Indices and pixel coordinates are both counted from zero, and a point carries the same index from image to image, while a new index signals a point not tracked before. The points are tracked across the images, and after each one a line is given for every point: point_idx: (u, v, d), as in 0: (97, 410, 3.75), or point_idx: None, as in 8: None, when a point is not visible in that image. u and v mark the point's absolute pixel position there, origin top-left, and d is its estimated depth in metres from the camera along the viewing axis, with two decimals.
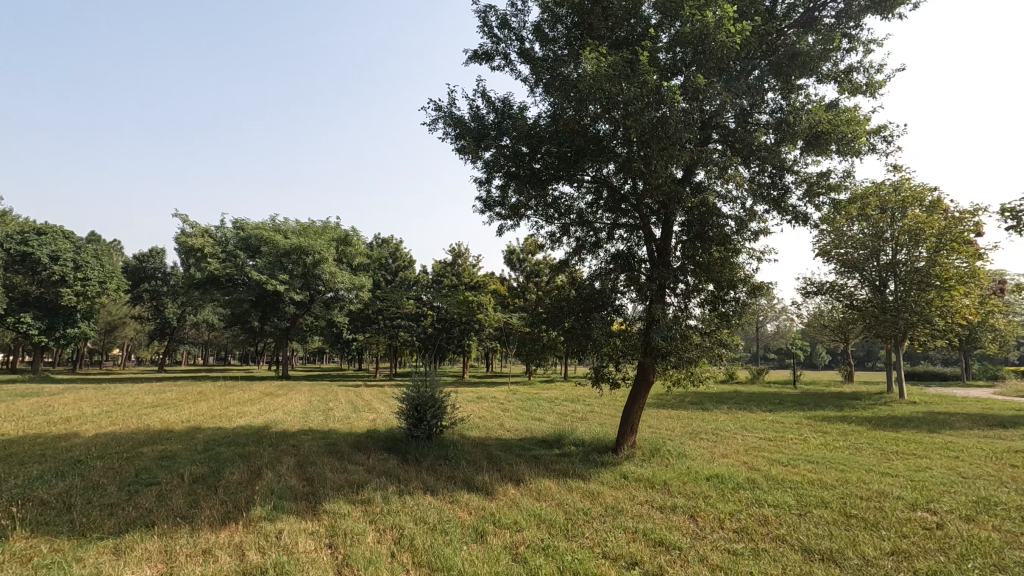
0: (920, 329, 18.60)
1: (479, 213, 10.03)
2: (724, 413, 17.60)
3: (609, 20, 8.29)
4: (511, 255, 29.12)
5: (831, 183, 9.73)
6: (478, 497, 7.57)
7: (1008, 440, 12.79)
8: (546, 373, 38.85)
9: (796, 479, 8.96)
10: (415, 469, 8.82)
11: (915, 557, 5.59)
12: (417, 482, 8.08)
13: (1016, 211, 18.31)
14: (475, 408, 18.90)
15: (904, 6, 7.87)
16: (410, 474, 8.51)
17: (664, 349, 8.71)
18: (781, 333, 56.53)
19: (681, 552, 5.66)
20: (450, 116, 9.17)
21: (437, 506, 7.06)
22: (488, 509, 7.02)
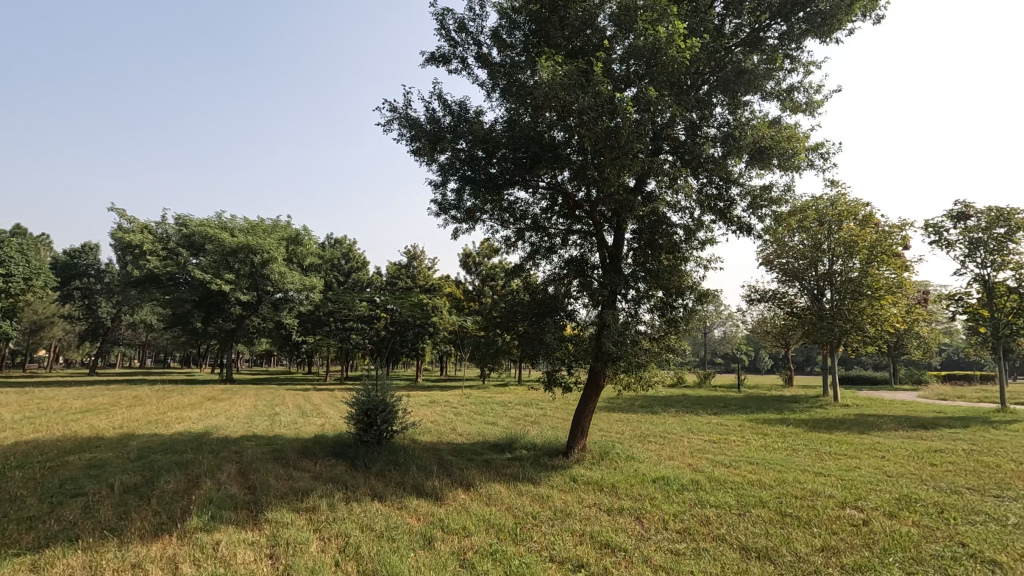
0: (853, 336, 19.72)
1: (433, 216, 9.99)
2: (672, 417, 18.10)
3: (566, 30, 8.42)
4: (468, 258, 29.04)
5: (773, 196, 10.21)
6: (427, 502, 7.52)
7: (928, 440, 13.76)
8: (500, 376, 38.93)
9: (736, 480, 9.33)
10: (363, 475, 8.66)
11: (842, 552, 5.93)
12: (365, 489, 7.94)
13: (938, 227, 19.72)
14: (427, 412, 18.73)
15: (841, 31, 8.38)
16: (358, 480, 8.36)
17: (615, 354, 8.91)
18: (727, 338, 58.62)
19: (626, 554, 5.79)
20: (406, 117, 9.10)
21: (385, 512, 6.96)
22: (438, 515, 6.98)
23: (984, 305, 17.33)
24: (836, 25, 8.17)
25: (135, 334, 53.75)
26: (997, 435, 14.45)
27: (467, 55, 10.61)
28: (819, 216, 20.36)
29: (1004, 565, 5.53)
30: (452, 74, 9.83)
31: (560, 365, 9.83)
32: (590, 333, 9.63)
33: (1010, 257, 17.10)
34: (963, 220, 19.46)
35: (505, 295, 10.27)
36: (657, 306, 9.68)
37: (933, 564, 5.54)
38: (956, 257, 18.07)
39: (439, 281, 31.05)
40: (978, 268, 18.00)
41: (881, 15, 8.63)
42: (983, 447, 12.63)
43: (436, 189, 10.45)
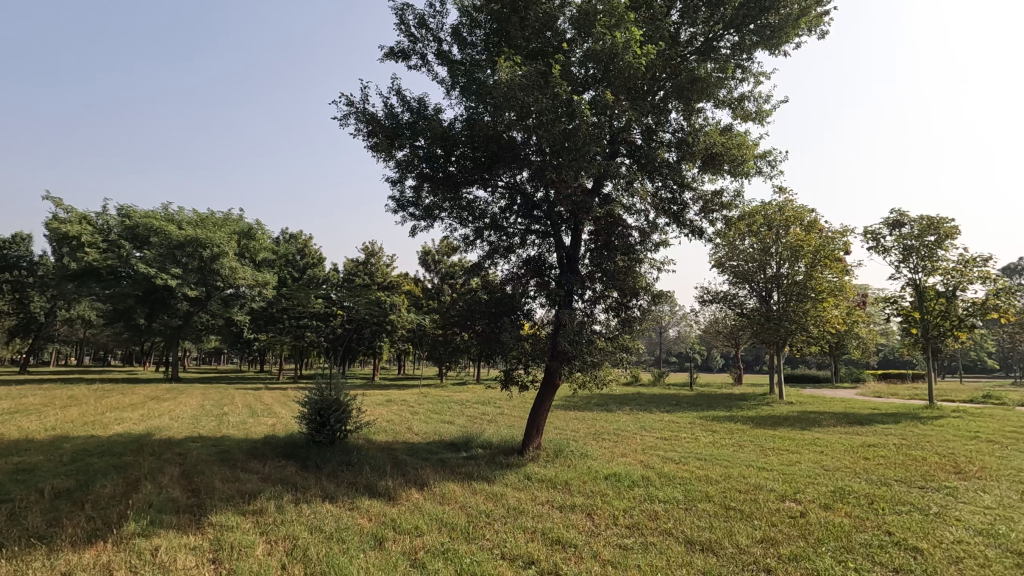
0: (798, 336, 20.64)
1: (391, 213, 9.92)
2: (625, 414, 18.52)
3: (526, 30, 8.48)
4: (428, 256, 29.00)
5: (723, 201, 10.61)
6: (379, 503, 7.48)
7: (863, 435, 14.59)
8: (458, 375, 38.85)
9: (684, 475, 9.67)
10: (315, 476, 8.52)
11: (779, 543, 6.26)
12: (316, 490, 7.82)
13: (875, 233, 20.96)
14: (383, 411, 18.51)
15: (788, 44, 8.82)
16: (308, 482, 8.21)
17: (570, 353, 9.09)
18: (682, 338, 60.38)
19: (576, 550, 5.94)
20: (363, 113, 8.98)
21: (335, 513, 6.89)
22: (390, 515, 6.96)
23: (916, 308, 18.47)
24: (784, 38, 8.60)
25: (71, 331, 50.77)
26: (924, 430, 15.43)
27: (426, 51, 10.58)
28: (768, 221, 21.26)
29: (924, 552, 5.96)
30: (412, 70, 9.80)
31: (517, 364, 9.93)
32: (546, 332, 9.76)
33: (939, 263, 18.28)
34: (899, 227, 20.70)
35: (463, 294, 10.23)
36: (612, 306, 9.88)
37: (862, 553, 5.92)
38: (892, 263, 19.18)
39: (398, 278, 30.77)
40: (911, 272, 19.18)
41: (825, 30, 9.15)
42: (910, 441, 13.49)
43: (393, 185, 10.36)
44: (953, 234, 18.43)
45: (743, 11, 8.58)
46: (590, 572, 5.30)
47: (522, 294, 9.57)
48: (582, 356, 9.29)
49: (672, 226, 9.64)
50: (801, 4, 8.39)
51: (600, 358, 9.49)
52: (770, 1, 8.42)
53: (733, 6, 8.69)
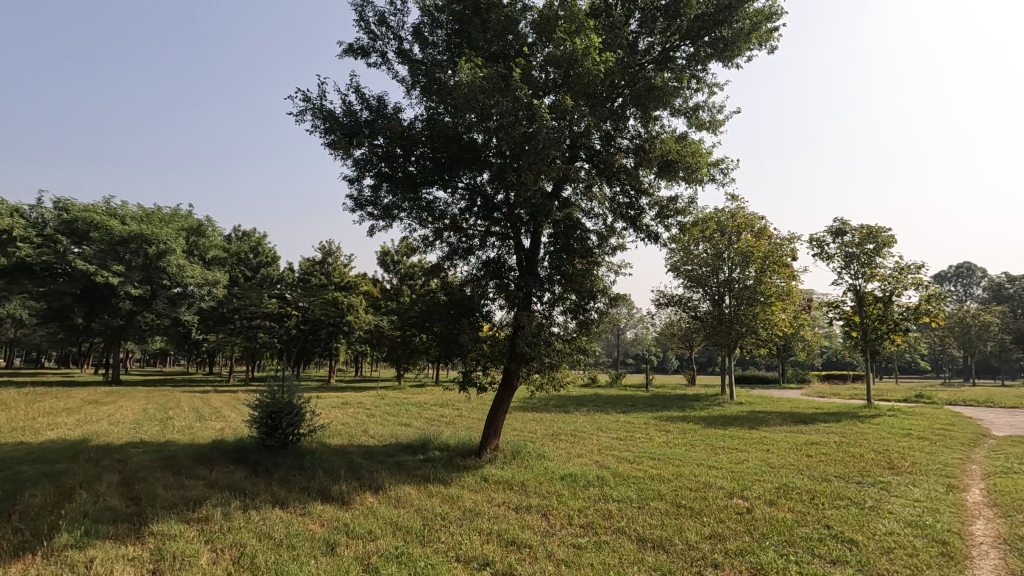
0: (748, 339, 21.39)
1: (349, 212, 9.78)
2: (583, 415, 18.77)
3: (487, 33, 8.50)
4: (387, 256, 28.78)
5: (678, 207, 10.94)
6: (332, 507, 7.34)
7: (806, 434, 15.27)
8: (417, 376, 38.51)
9: (638, 475, 9.91)
10: (265, 482, 8.29)
11: (726, 539, 6.50)
12: (266, 495, 7.62)
13: (819, 241, 22.02)
14: (338, 414, 18.16)
15: (741, 57, 9.17)
16: (258, 487, 7.98)
17: (528, 355, 9.17)
18: (638, 340, 61.68)
19: (531, 550, 6.01)
20: (320, 109, 8.78)
21: (286, 519, 6.73)
22: (343, 520, 6.85)
23: (856, 312, 19.46)
24: (737, 51, 8.95)
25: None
26: (861, 428, 16.28)
27: (386, 49, 10.47)
28: (720, 227, 21.99)
29: (859, 544, 6.31)
30: (371, 67, 9.68)
31: (475, 365, 9.95)
32: (504, 333, 9.81)
33: (878, 270, 19.33)
34: (840, 235, 21.80)
35: (422, 295, 10.16)
36: (570, 308, 10.00)
37: (803, 546, 6.22)
38: (834, 269, 20.14)
39: (355, 279, 30.29)
40: (851, 278, 20.20)
41: (774, 45, 9.59)
42: (849, 439, 14.22)
43: (351, 184, 10.20)
44: (890, 243, 19.55)
45: (698, 23, 8.87)
46: (544, 571, 5.39)
47: (481, 296, 9.60)
48: (540, 358, 9.38)
49: (629, 230, 9.87)
50: (754, 19, 8.76)
51: (558, 359, 9.60)
52: (723, 16, 8.75)
53: (689, 18, 8.99)
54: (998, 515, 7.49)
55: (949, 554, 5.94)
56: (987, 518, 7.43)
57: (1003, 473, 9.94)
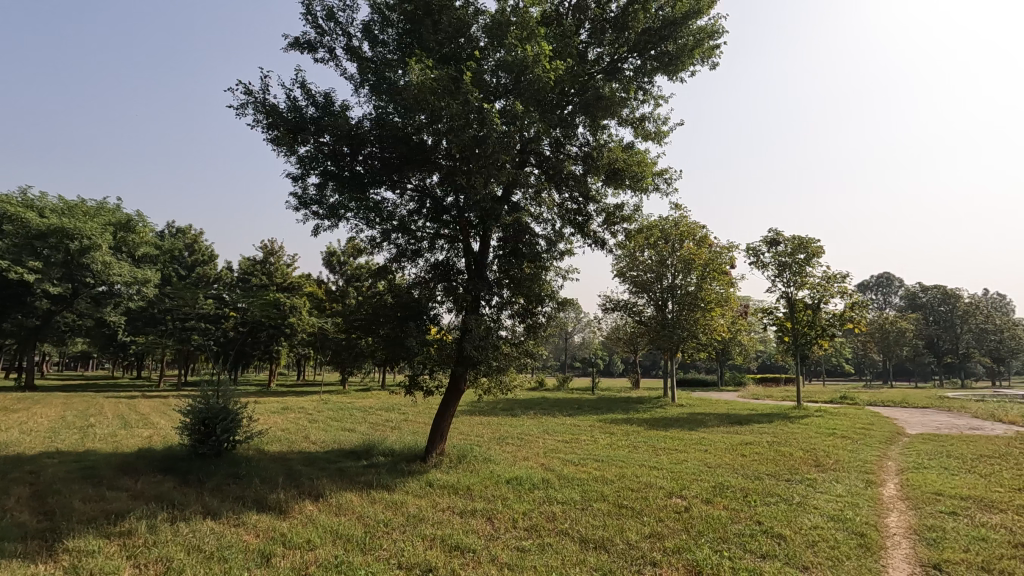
0: (689, 343, 22.15)
1: (292, 210, 9.45)
2: (529, 418, 18.90)
3: (439, 35, 8.46)
4: (332, 257, 28.32)
5: (624, 215, 11.22)
6: (269, 517, 7.07)
7: (741, 434, 15.97)
8: (362, 380, 37.66)
9: (582, 477, 10.07)
10: (196, 492, 7.88)
11: (664, 537, 6.70)
12: (197, 506, 7.24)
13: (755, 250, 23.11)
14: (278, 420, 17.50)
15: (685, 72, 9.52)
16: (188, 498, 7.57)
17: (476, 358, 9.15)
18: (585, 344, 62.73)
19: (475, 554, 5.99)
20: (262, 103, 8.45)
21: (218, 531, 6.41)
22: (280, 530, 6.60)
23: (788, 317, 20.54)
24: (681, 65, 9.29)
25: None
26: (791, 428, 17.17)
27: (334, 45, 10.24)
28: (664, 235, 22.72)
29: (787, 538, 6.64)
30: (318, 63, 9.44)
31: (422, 369, 9.83)
32: (452, 336, 9.73)
33: (808, 278, 20.49)
34: (774, 245, 22.98)
35: (368, 297, 9.92)
36: (518, 312, 10.02)
37: (736, 542, 6.50)
38: (769, 277, 21.19)
39: (299, 279, 29.39)
40: (784, 286, 21.32)
41: (715, 62, 10.01)
42: (780, 439, 14.98)
43: (295, 181, 9.87)
44: (818, 253, 20.79)
45: (645, 36, 9.14)
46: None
47: (429, 298, 9.50)
48: (487, 361, 9.37)
49: (577, 235, 10.03)
50: (696, 36, 9.14)
51: (505, 363, 9.61)
52: (668, 31, 9.09)
53: (637, 31, 9.26)
54: (910, 507, 8.08)
55: (866, 545, 6.35)
56: (901, 510, 7.99)
57: (914, 468, 10.74)
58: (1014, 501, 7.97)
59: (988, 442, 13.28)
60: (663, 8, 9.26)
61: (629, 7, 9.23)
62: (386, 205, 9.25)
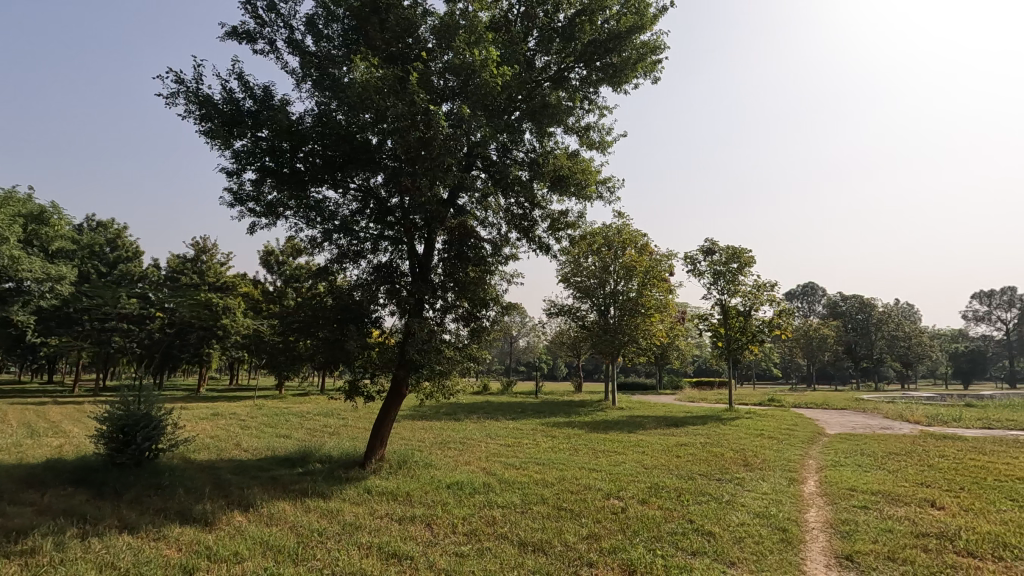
0: (630, 348, 22.75)
1: (226, 206, 9.00)
2: (472, 423, 18.82)
3: (386, 33, 8.31)
4: (269, 256, 27.29)
5: (569, 222, 11.39)
6: (193, 530, 6.68)
7: (677, 436, 16.54)
8: (299, 385, 36.33)
9: (523, 480, 10.12)
10: (111, 505, 7.34)
11: (601, 538, 6.84)
12: (112, 520, 6.75)
13: (692, 258, 24.07)
14: (207, 427, 16.60)
15: (628, 85, 9.83)
16: (102, 511, 7.04)
17: (419, 362, 9.00)
18: (530, 348, 63.22)
19: (412, 562, 5.89)
20: (195, 93, 8.01)
21: (135, 546, 6.01)
22: (205, 542, 6.25)
23: (722, 324, 21.46)
24: (625, 78, 9.62)
25: None
26: (723, 430, 17.93)
27: (276, 37, 9.88)
28: (607, 242, 23.30)
29: (717, 535, 6.92)
30: (258, 54, 9.07)
31: (362, 373, 9.59)
32: (394, 340, 9.54)
33: (740, 286, 21.52)
34: (710, 255, 24.03)
35: (307, 299, 9.56)
36: (462, 315, 9.88)
37: (669, 540, 6.71)
38: (704, 284, 22.10)
39: (233, 279, 28.07)
40: (718, 294, 22.28)
41: (657, 77, 10.41)
42: (713, 440, 15.63)
43: (231, 177, 9.43)
44: (750, 263, 21.91)
45: (591, 48, 9.36)
46: None
47: (371, 301, 9.27)
48: (430, 365, 9.23)
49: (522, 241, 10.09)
50: (640, 51, 9.47)
51: (448, 367, 9.50)
52: (613, 44, 9.35)
53: (583, 42, 9.46)
54: (827, 502, 8.63)
55: (787, 540, 6.72)
56: (819, 506, 8.52)
57: (832, 466, 11.48)
58: (918, 494, 8.66)
59: (896, 441, 14.39)
60: (608, 21, 9.53)
61: (577, 18, 9.40)
62: (327, 204, 8.96)
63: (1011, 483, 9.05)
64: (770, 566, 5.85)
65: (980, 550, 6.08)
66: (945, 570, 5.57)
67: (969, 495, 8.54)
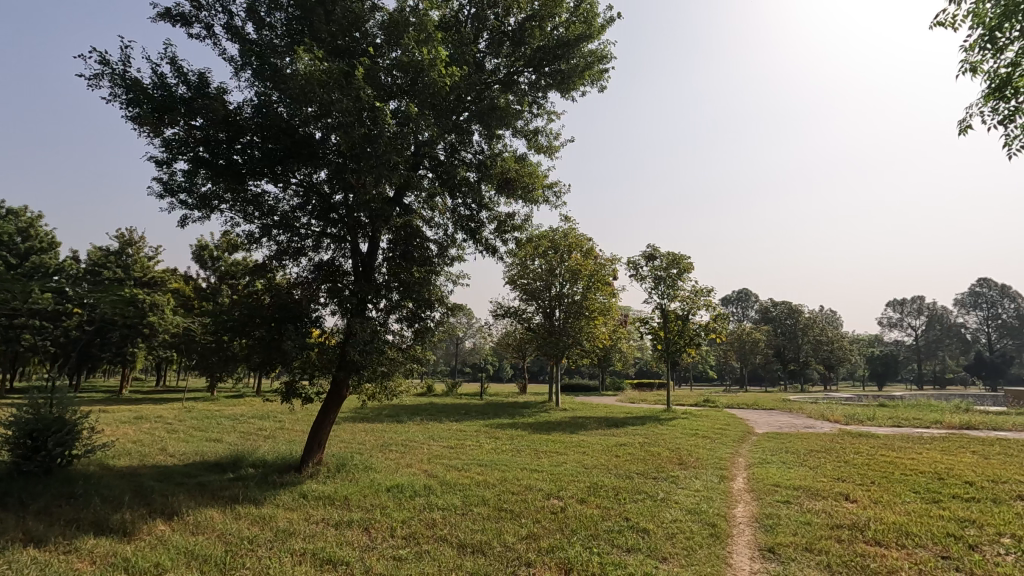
0: (574, 349, 23.13)
1: (155, 197, 8.50)
2: (416, 424, 18.59)
3: (332, 25, 8.09)
4: (203, 251, 26.00)
5: (515, 224, 11.50)
6: (109, 541, 6.29)
7: (617, 436, 16.96)
8: (234, 386, 34.73)
9: (464, 482, 10.11)
10: (16, 516, 6.78)
11: (540, 537, 6.95)
12: (15, 534, 6.23)
13: (634, 263, 24.77)
14: (129, 431, 15.60)
15: (576, 92, 10.07)
16: (5, 524, 6.49)
17: (360, 363, 8.80)
18: (476, 350, 63.15)
19: (347, 567, 5.78)
20: (122, 76, 7.50)
21: (42, 560, 5.59)
22: (123, 554, 5.90)
23: (662, 327, 22.14)
24: (573, 85, 9.86)
25: None
26: (661, 430, 18.54)
27: (212, 22, 9.45)
28: (554, 245, 23.65)
29: (650, 531, 7.18)
30: (193, 38, 8.62)
31: (300, 374, 9.29)
32: (335, 340, 9.30)
33: (679, 291, 22.33)
34: (652, 260, 24.80)
35: (243, 297, 9.15)
36: (406, 316, 9.71)
37: (605, 538, 6.89)
38: (646, 289, 22.78)
39: (162, 274, 26.51)
40: (659, 298, 23.01)
41: (604, 85, 10.71)
42: (651, 440, 16.11)
43: (160, 166, 8.91)
44: (689, 269, 22.78)
45: (540, 54, 9.51)
46: None
47: (311, 300, 8.98)
48: (372, 366, 9.05)
49: (469, 242, 10.08)
50: (587, 59, 9.73)
51: (390, 368, 9.34)
52: (562, 51, 9.56)
53: (532, 47, 9.59)
54: (753, 498, 9.12)
55: (715, 534, 7.06)
56: (745, 501, 8.99)
57: (759, 463, 12.13)
58: (834, 489, 9.30)
59: (817, 439, 15.34)
60: (557, 28, 9.73)
61: (526, 22, 9.48)
62: (266, 199, 8.63)
63: (914, 477, 9.86)
64: (698, 560, 6.12)
65: (885, 538, 6.60)
66: (855, 558, 6.01)
67: (878, 488, 9.25)
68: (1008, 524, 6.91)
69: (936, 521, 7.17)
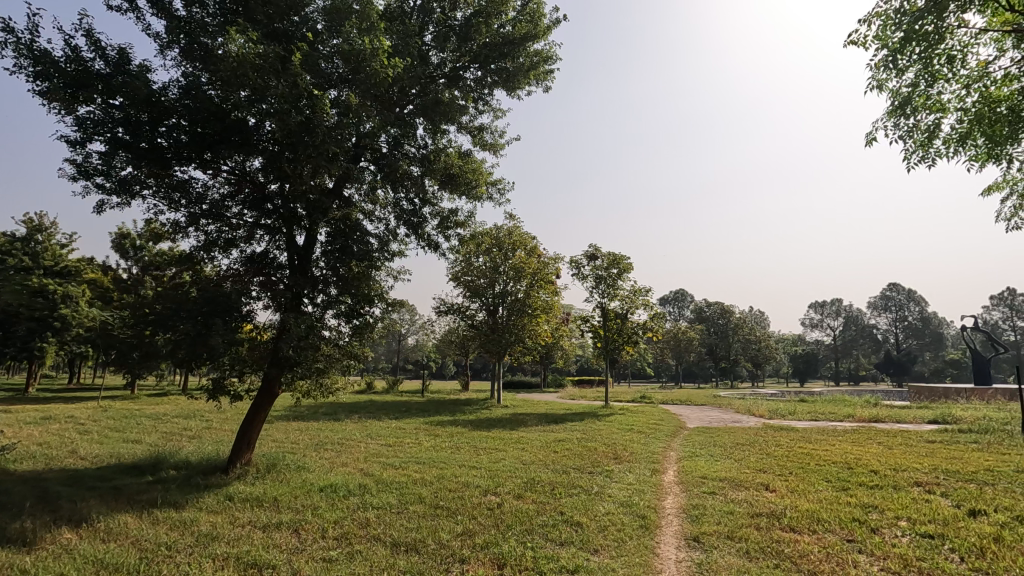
0: (516, 346, 23.26)
1: (67, 180, 7.84)
2: (353, 423, 18.13)
3: (269, 7, 7.71)
4: (124, 240, 24.35)
5: (458, 221, 11.43)
6: (6, 552, 5.78)
7: (556, 432, 17.19)
8: (155, 384, 32.53)
9: (401, 480, 9.96)
10: None
11: (475, 534, 6.94)
12: None
13: (577, 262, 25.20)
14: (33, 432, 14.35)
15: (521, 92, 10.14)
16: None
17: (293, 359, 8.48)
18: (419, 347, 62.22)
19: (273, 569, 5.58)
20: (29, 46, 6.84)
21: None
22: (21, 566, 5.43)
23: (601, 325, 22.64)
24: (519, 85, 9.94)
25: None
26: (599, 425, 18.98)
27: None
28: (498, 243, 23.71)
29: (583, 525, 7.33)
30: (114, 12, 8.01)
31: (229, 371, 8.77)
32: (268, 335, 8.93)
33: (619, 290, 22.92)
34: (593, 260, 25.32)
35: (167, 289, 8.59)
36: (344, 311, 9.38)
37: (539, 532, 6.98)
38: (587, 287, 23.22)
39: (77, 263, 24.57)
40: (599, 297, 23.51)
41: (549, 85, 10.83)
42: (588, 436, 16.43)
43: (74, 146, 8.22)
44: (628, 270, 23.44)
45: (486, 50, 9.47)
46: None
47: (242, 294, 8.54)
48: (307, 362, 8.73)
49: (411, 237, 9.92)
50: (533, 59, 9.88)
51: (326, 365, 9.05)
52: (508, 49, 9.62)
53: (479, 43, 9.52)
54: (682, 490, 9.52)
55: (646, 525, 7.31)
56: (674, 493, 9.36)
57: (688, 457, 12.65)
58: (756, 480, 9.82)
59: (743, 433, 16.12)
60: (504, 26, 9.74)
61: (472, 18, 9.43)
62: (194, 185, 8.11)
63: (828, 467, 10.58)
64: (628, 550, 6.32)
65: (799, 525, 7.04)
66: (771, 544, 6.37)
67: (795, 478, 9.86)
68: (905, 508, 7.52)
69: (844, 507, 7.72)
